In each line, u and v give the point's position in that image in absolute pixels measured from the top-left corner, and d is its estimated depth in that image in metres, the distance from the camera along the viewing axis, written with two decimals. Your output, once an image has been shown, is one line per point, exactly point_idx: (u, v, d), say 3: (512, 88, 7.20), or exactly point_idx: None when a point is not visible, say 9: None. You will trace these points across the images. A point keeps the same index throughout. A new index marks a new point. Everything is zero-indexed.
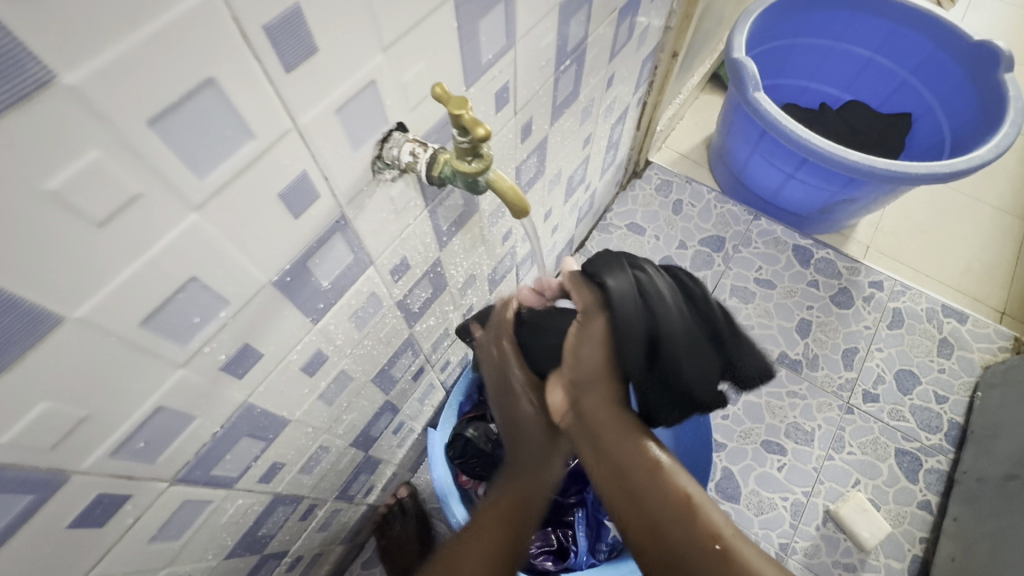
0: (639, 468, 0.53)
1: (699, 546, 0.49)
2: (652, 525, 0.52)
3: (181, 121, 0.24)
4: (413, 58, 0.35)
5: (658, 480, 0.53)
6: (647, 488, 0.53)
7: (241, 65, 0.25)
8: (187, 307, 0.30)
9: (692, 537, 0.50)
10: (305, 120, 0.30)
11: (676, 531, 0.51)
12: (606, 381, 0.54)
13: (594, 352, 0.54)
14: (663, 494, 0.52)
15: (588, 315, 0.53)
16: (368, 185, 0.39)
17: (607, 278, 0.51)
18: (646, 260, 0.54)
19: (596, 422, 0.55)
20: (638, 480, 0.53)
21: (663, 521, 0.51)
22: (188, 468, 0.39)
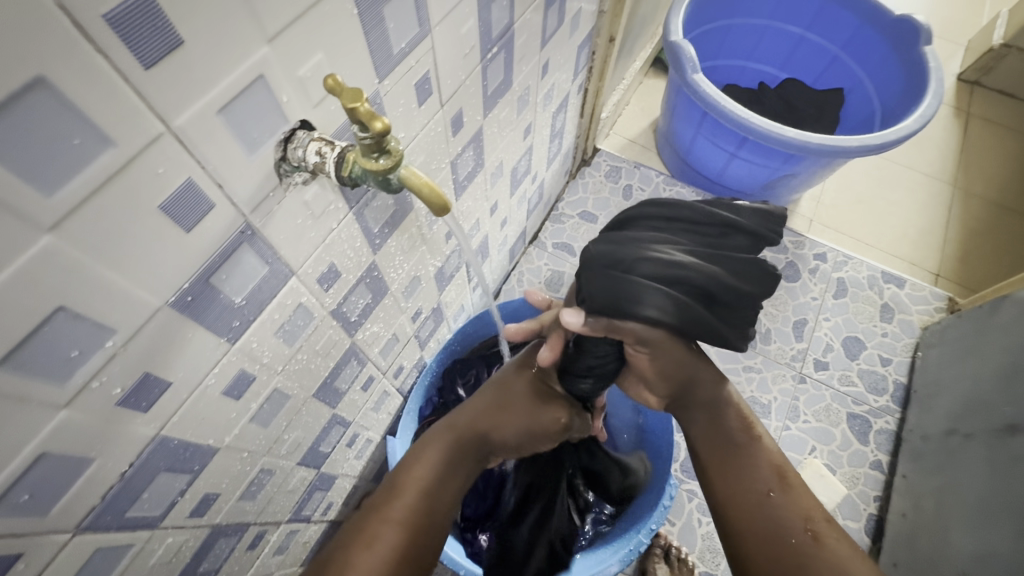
0: (734, 441, 0.60)
1: (791, 523, 0.52)
2: (746, 498, 0.55)
3: (8, 127, 0.21)
4: (307, 49, 0.32)
5: (753, 457, 0.58)
6: (743, 464, 0.58)
7: (80, 60, 0.22)
8: (58, 341, 0.27)
9: (784, 513, 0.53)
10: (180, 123, 0.27)
11: (770, 502, 0.54)
12: (700, 370, 0.61)
13: (667, 364, 0.59)
14: (756, 472, 0.56)
15: (649, 343, 0.57)
16: (274, 190, 0.36)
17: (643, 309, 0.52)
18: (636, 251, 0.52)
19: (695, 399, 0.63)
20: (737, 454, 0.59)
21: (756, 491, 0.55)
22: (95, 514, 0.35)
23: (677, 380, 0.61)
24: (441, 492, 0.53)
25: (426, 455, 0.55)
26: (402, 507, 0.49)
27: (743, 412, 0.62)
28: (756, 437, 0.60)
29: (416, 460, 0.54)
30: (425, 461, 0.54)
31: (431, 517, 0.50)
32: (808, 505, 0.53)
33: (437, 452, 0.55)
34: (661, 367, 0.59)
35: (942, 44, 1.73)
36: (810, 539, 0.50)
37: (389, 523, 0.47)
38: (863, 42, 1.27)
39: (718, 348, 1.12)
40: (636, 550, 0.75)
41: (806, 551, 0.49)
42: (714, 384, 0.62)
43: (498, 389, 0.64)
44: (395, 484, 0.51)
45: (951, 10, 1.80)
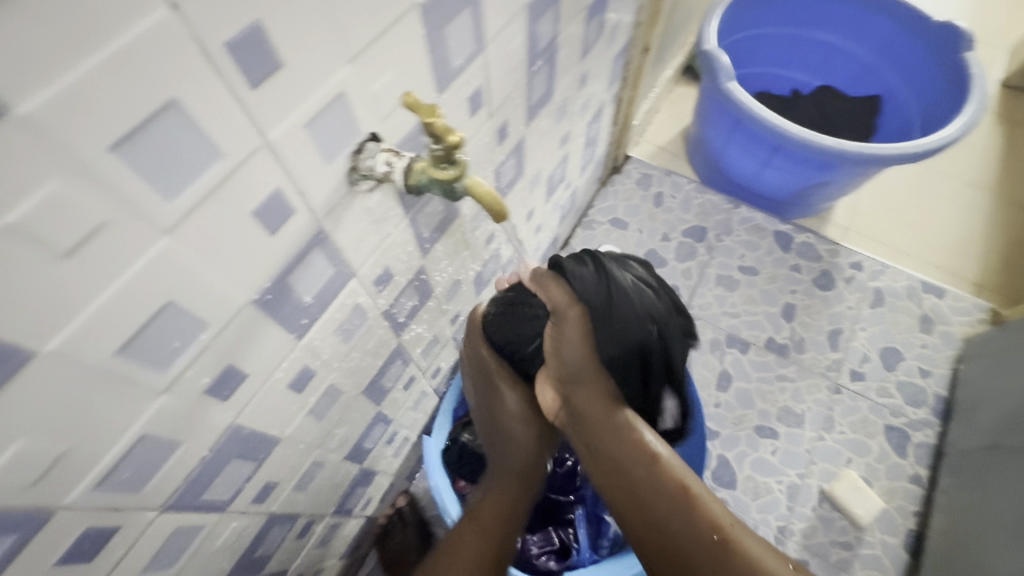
0: (637, 466, 0.57)
1: (700, 538, 0.55)
2: (659, 524, 0.57)
3: (143, 143, 0.24)
4: (382, 68, 0.35)
5: (656, 474, 0.57)
6: (648, 485, 0.57)
7: (204, 83, 0.25)
8: (163, 332, 0.30)
9: (692, 529, 0.56)
10: (275, 136, 0.30)
11: (678, 526, 0.56)
12: (593, 380, 0.55)
13: (562, 346, 0.55)
14: (662, 489, 0.57)
15: (557, 313, 0.54)
16: (344, 197, 0.39)
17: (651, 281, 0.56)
18: (686, 328, 0.57)
19: (590, 422, 0.57)
20: (636, 477, 0.57)
21: (663, 510, 0.57)
22: (178, 494, 0.38)
23: (568, 376, 0.56)
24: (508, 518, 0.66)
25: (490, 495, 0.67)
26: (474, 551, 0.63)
27: (641, 433, 0.57)
28: (656, 459, 0.58)
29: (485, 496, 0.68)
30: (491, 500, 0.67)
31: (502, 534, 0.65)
32: (713, 510, 0.57)
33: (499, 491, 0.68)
34: (558, 352, 0.55)
35: (986, 49, 1.69)
36: (717, 546, 0.55)
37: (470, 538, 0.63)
38: (899, 49, 1.26)
39: (749, 356, 1.12)
40: None
41: (721, 562, 0.54)
42: (603, 404, 0.56)
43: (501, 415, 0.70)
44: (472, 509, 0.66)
45: (994, 15, 1.75)
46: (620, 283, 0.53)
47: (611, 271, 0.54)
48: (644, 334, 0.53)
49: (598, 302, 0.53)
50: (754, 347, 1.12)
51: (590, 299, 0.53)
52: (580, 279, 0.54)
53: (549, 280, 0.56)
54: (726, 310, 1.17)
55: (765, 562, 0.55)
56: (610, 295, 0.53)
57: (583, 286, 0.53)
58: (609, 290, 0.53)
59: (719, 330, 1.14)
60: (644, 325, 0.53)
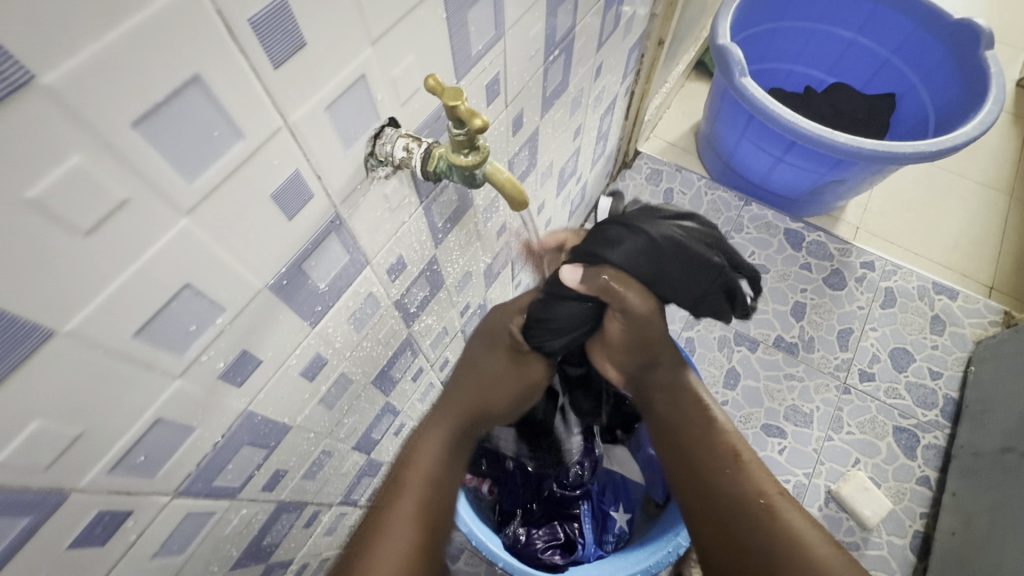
0: (693, 426, 0.60)
1: (744, 498, 0.53)
2: (708, 484, 0.56)
3: (165, 120, 0.23)
4: (402, 51, 0.34)
5: (709, 434, 0.59)
6: (700, 444, 0.58)
7: (227, 60, 0.24)
8: (180, 316, 0.29)
9: (739, 489, 0.54)
10: (295, 118, 0.29)
11: (722, 483, 0.55)
12: (659, 349, 0.61)
13: (631, 327, 0.56)
14: (713, 446, 0.57)
15: (623, 308, 0.54)
16: (361, 183, 0.38)
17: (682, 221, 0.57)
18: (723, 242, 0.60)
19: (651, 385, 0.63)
20: (689, 434, 0.60)
21: (710, 469, 0.56)
22: (190, 480, 0.38)
23: (638, 352, 0.60)
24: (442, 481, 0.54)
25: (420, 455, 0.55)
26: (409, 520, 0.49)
27: (701, 396, 0.62)
28: (711, 420, 0.60)
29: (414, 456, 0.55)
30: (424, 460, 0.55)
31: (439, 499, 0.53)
32: (761, 480, 0.54)
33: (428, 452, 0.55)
34: (623, 333, 0.57)
35: (1004, 48, 1.66)
36: (762, 509, 0.52)
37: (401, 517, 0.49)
38: (917, 46, 1.24)
39: (758, 355, 1.11)
40: (675, 553, 0.73)
41: (763, 525, 0.50)
42: (670, 365, 0.63)
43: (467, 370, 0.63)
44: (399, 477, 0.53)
45: (1011, 14, 1.73)
46: (666, 240, 0.54)
47: (651, 234, 0.53)
48: (700, 268, 0.55)
49: (659, 270, 0.54)
50: (763, 345, 1.12)
51: (649, 275, 0.54)
52: (624, 256, 0.53)
53: (594, 272, 0.53)
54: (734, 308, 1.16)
55: (811, 538, 0.49)
56: (662, 257, 0.54)
57: (634, 263, 0.53)
58: (657, 251, 0.53)
59: (727, 328, 1.13)
60: (698, 264, 0.55)
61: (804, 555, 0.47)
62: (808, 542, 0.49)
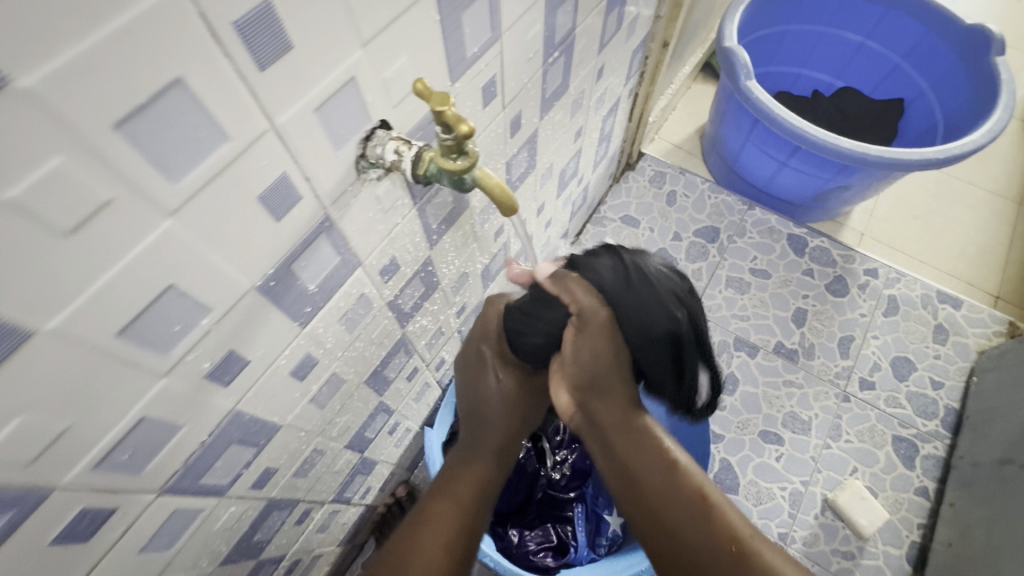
0: (657, 468, 0.54)
1: (719, 546, 0.50)
2: (676, 530, 0.52)
3: (148, 121, 0.23)
4: (394, 53, 0.34)
5: (674, 478, 0.53)
6: (666, 490, 0.53)
7: (211, 63, 0.24)
8: (166, 315, 0.30)
9: (710, 537, 0.51)
10: (283, 120, 0.29)
11: (694, 533, 0.51)
12: (614, 378, 0.53)
13: (590, 355, 0.51)
14: (681, 492, 0.53)
15: (582, 316, 0.50)
16: (352, 185, 0.38)
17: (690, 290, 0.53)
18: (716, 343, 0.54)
19: (610, 426, 0.54)
20: (651, 477, 0.54)
21: (680, 517, 0.52)
22: (177, 477, 0.38)
23: (588, 381, 0.53)
24: (490, 483, 0.59)
25: (481, 454, 0.61)
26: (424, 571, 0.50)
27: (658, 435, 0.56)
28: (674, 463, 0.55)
29: (473, 456, 0.61)
30: (482, 459, 0.60)
31: (484, 497, 0.58)
32: (729, 519, 0.52)
33: (486, 449, 0.61)
34: (578, 352, 0.51)
35: (1017, 55, 1.64)
36: (737, 557, 0.49)
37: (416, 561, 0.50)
38: (927, 52, 1.22)
39: (757, 360, 1.10)
40: None
41: (738, 574, 0.49)
42: (624, 403, 0.54)
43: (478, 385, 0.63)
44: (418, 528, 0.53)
45: None
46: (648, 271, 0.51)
47: (630, 260, 0.51)
48: (666, 319, 0.50)
49: (620, 295, 0.50)
50: (762, 351, 1.11)
51: (615, 298, 0.50)
52: (607, 276, 0.50)
53: (569, 278, 0.51)
54: (735, 313, 1.15)
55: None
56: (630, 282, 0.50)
57: (606, 281, 0.50)
58: (633, 282, 0.50)
59: (727, 333, 1.13)
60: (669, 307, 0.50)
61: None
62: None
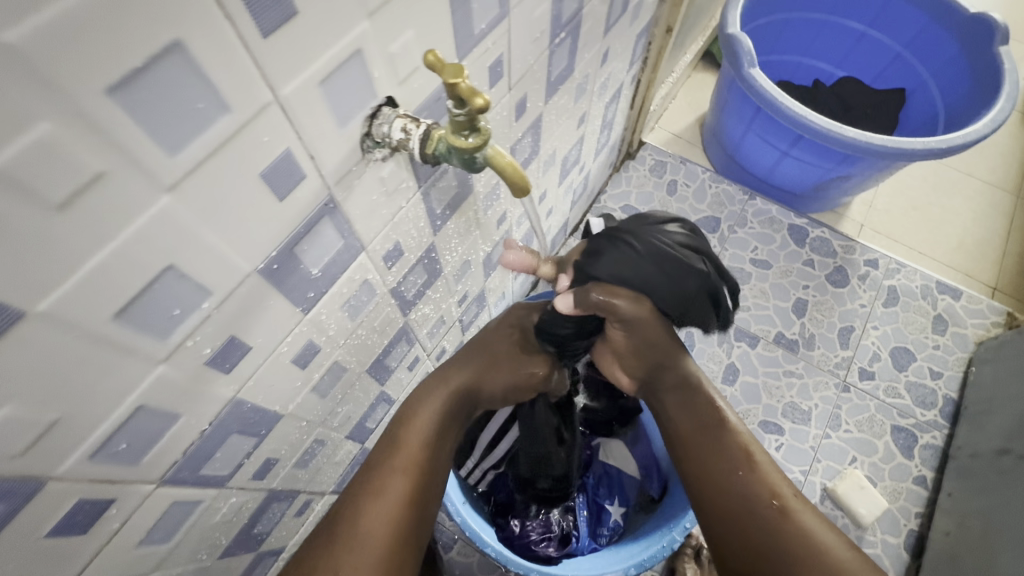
0: (705, 427, 0.56)
1: (758, 502, 0.51)
2: (716, 483, 0.54)
3: (144, 88, 0.22)
4: (401, 26, 0.33)
5: (721, 436, 0.55)
6: (711, 447, 0.55)
7: (212, 26, 0.22)
8: (164, 298, 0.28)
9: (749, 492, 0.52)
10: (287, 93, 0.28)
11: (735, 487, 0.53)
12: (670, 356, 0.57)
13: (645, 342, 0.55)
14: (725, 450, 0.54)
15: (623, 317, 0.52)
16: (357, 165, 0.36)
17: (679, 229, 0.54)
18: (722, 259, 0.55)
19: (665, 391, 0.59)
20: (699, 435, 0.57)
21: (722, 472, 0.54)
22: (176, 468, 0.37)
23: (650, 362, 0.58)
24: (439, 443, 0.53)
25: (423, 407, 0.54)
26: (398, 485, 0.48)
27: (711, 395, 0.58)
28: (722, 421, 0.57)
29: (412, 413, 0.54)
30: (422, 416, 0.53)
31: (434, 456, 0.52)
32: (773, 480, 0.53)
33: (430, 402, 0.55)
34: (634, 345, 0.56)
35: (1016, 46, 1.64)
36: (775, 513, 0.50)
37: (393, 474, 0.48)
38: (929, 41, 1.21)
39: (758, 351, 1.10)
40: (669, 547, 0.72)
41: (775, 529, 0.49)
42: (684, 369, 0.58)
43: (480, 351, 0.60)
44: (395, 441, 0.51)
45: None
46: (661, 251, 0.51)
47: (640, 246, 0.51)
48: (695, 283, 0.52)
49: (650, 282, 0.51)
50: (763, 342, 1.11)
51: (639, 286, 0.51)
52: (616, 268, 0.51)
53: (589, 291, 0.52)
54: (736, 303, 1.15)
55: (827, 541, 0.48)
56: (653, 271, 0.51)
57: (620, 271, 0.51)
58: (640, 261, 0.51)
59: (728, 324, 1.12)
60: (691, 271, 0.52)
61: (819, 560, 0.46)
62: (821, 543, 0.48)
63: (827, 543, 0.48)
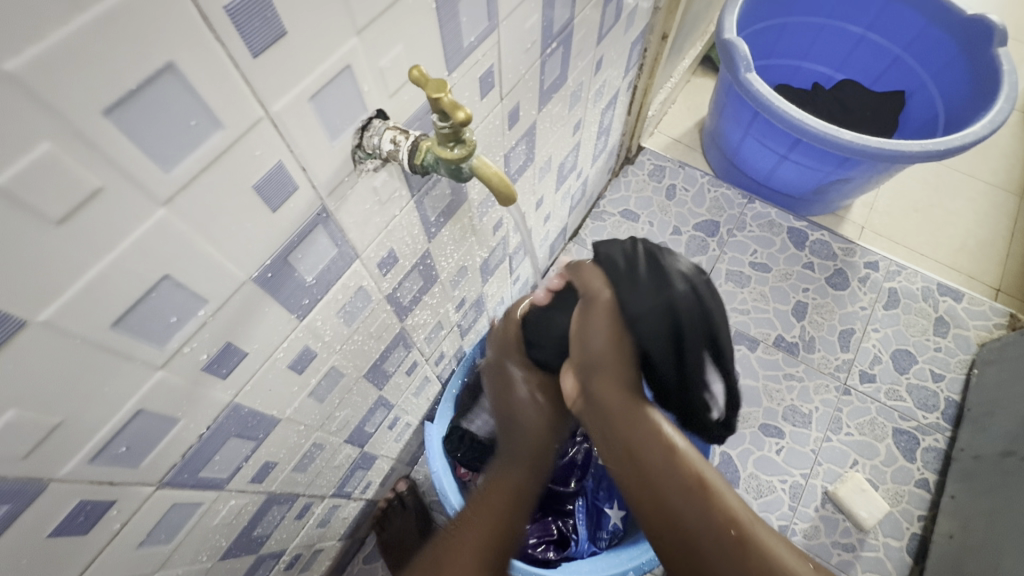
0: (655, 453, 0.56)
1: (717, 531, 0.51)
2: (671, 512, 0.53)
3: (138, 108, 0.23)
4: (390, 42, 0.34)
5: (673, 461, 0.55)
6: (665, 474, 0.55)
7: (203, 47, 0.24)
8: (161, 306, 0.29)
9: (709, 523, 0.52)
10: (277, 109, 0.29)
11: (693, 518, 0.52)
12: (620, 367, 0.58)
13: (595, 337, 0.58)
14: (678, 478, 0.54)
15: (589, 299, 0.59)
16: (349, 175, 0.38)
17: (691, 272, 0.58)
18: (711, 320, 0.58)
19: (609, 411, 0.57)
20: (651, 461, 0.55)
21: (678, 501, 0.53)
22: (175, 471, 0.38)
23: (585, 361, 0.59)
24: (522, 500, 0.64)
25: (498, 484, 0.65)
26: (472, 545, 0.58)
27: (655, 420, 0.57)
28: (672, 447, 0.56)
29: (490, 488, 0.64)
30: (506, 482, 0.65)
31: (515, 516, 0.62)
32: (729, 504, 0.54)
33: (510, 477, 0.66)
34: (585, 336, 0.58)
35: (1018, 46, 1.63)
36: (733, 540, 0.51)
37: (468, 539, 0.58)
38: (928, 43, 1.21)
39: (757, 354, 1.10)
40: None
41: (735, 559, 0.50)
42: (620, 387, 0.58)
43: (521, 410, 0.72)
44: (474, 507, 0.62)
45: None
46: (649, 266, 0.57)
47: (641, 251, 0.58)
48: (662, 296, 0.55)
49: (621, 279, 0.57)
50: (762, 345, 1.11)
51: (616, 277, 0.57)
52: (609, 258, 0.59)
53: (584, 269, 0.61)
54: (735, 307, 1.15)
55: (785, 560, 0.50)
56: (629, 271, 0.57)
57: (612, 259, 0.58)
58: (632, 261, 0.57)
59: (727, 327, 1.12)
60: (662, 289, 0.56)
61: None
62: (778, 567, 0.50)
63: (783, 560, 0.50)
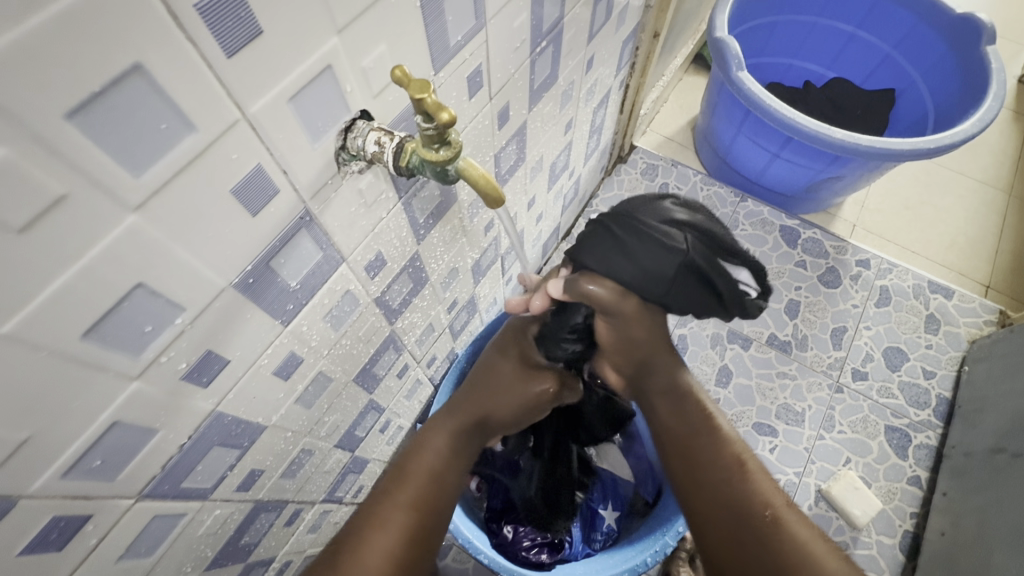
0: (696, 428, 0.55)
1: (752, 510, 0.49)
2: (707, 487, 0.52)
3: (103, 111, 0.22)
4: (373, 41, 0.33)
5: (714, 437, 0.54)
6: (704, 449, 0.54)
7: (173, 47, 0.23)
8: (135, 315, 0.28)
9: (744, 500, 0.50)
10: (254, 110, 0.28)
11: (729, 493, 0.51)
12: (659, 355, 0.58)
13: (627, 337, 0.56)
14: (718, 454, 0.53)
15: (611, 313, 0.54)
16: (332, 178, 0.37)
17: (669, 214, 0.53)
18: (715, 237, 0.54)
19: (656, 390, 0.58)
20: (692, 432, 0.55)
21: (715, 475, 0.52)
22: (155, 483, 0.37)
23: (635, 360, 0.58)
24: (447, 473, 0.54)
25: (429, 445, 0.55)
26: (398, 520, 0.47)
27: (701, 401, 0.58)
28: (714, 426, 0.56)
29: (420, 449, 0.54)
30: (431, 448, 0.55)
31: (442, 489, 0.52)
32: (766, 488, 0.51)
33: (442, 439, 0.56)
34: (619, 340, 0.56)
35: (1006, 45, 1.64)
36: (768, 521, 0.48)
37: (396, 508, 0.48)
38: (919, 41, 1.22)
39: (751, 353, 1.10)
40: (662, 552, 0.72)
41: (768, 539, 0.47)
42: (671, 370, 0.58)
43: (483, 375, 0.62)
44: (403, 467, 0.52)
45: (1015, 10, 1.71)
46: (633, 232, 0.52)
47: (621, 227, 0.52)
48: (668, 262, 0.51)
49: (630, 271, 0.52)
50: (755, 344, 1.11)
51: (621, 271, 0.52)
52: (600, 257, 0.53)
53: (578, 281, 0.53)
54: None
55: (818, 549, 0.47)
56: (624, 254, 0.52)
57: (603, 254, 0.52)
58: (622, 243, 0.52)
59: (720, 326, 1.12)
60: (664, 257, 0.51)
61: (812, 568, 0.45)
62: (814, 555, 0.46)
63: (819, 550, 0.47)
